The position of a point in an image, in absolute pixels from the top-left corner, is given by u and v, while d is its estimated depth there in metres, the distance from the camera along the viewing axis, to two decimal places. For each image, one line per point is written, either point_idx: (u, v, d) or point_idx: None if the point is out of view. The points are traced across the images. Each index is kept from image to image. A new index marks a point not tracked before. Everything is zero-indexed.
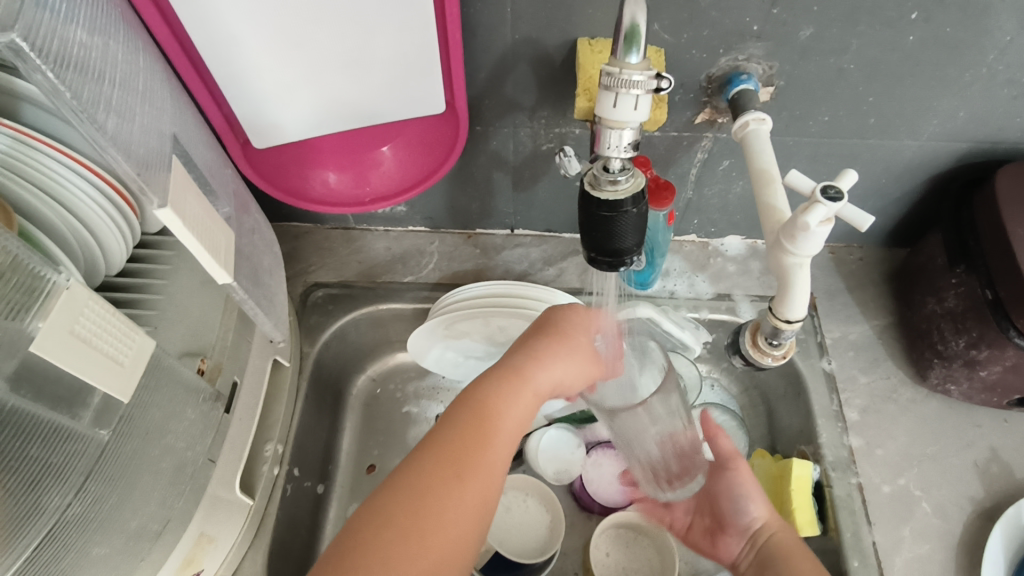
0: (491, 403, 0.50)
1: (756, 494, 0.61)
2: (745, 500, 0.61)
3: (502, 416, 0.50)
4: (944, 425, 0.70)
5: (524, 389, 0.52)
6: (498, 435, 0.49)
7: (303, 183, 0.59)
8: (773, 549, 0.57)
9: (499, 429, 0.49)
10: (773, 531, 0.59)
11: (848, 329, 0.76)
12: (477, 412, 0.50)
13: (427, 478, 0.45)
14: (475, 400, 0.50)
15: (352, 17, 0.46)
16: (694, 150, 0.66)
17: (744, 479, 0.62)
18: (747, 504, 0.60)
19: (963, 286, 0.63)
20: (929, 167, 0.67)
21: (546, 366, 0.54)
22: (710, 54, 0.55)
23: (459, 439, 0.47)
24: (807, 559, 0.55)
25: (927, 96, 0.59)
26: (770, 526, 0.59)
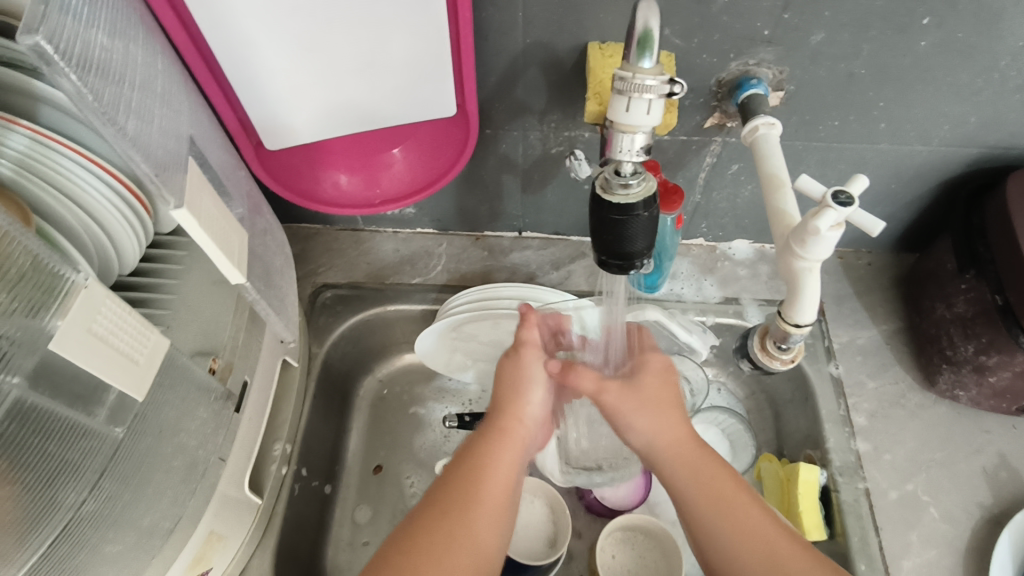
0: (500, 419, 0.58)
1: (641, 411, 0.57)
2: (631, 423, 0.57)
3: (506, 431, 0.57)
4: (952, 431, 0.70)
5: (513, 405, 0.58)
6: (506, 450, 0.55)
7: (315, 185, 0.59)
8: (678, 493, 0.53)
9: (505, 442, 0.56)
10: (668, 447, 0.55)
11: (856, 334, 0.76)
12: (486, 431, 0.57)
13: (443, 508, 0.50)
14: (491, 421, 0.57)
15: (367, 21, 0.46)
16: (703, 154, 0.66)
17: (634, 398, 0.57)
18: (628, 426, 0.58)
19: (972, 292, 0.63)
20: (939, 173, 0.67)
21: (521, 387, 0.60)
22: (721, 58, 0.56)
23: (464, 462, 0.54)
24: (718, 467, 0.53)
25: (936, 102, 0.59)
26: (661, 446, 0.55)
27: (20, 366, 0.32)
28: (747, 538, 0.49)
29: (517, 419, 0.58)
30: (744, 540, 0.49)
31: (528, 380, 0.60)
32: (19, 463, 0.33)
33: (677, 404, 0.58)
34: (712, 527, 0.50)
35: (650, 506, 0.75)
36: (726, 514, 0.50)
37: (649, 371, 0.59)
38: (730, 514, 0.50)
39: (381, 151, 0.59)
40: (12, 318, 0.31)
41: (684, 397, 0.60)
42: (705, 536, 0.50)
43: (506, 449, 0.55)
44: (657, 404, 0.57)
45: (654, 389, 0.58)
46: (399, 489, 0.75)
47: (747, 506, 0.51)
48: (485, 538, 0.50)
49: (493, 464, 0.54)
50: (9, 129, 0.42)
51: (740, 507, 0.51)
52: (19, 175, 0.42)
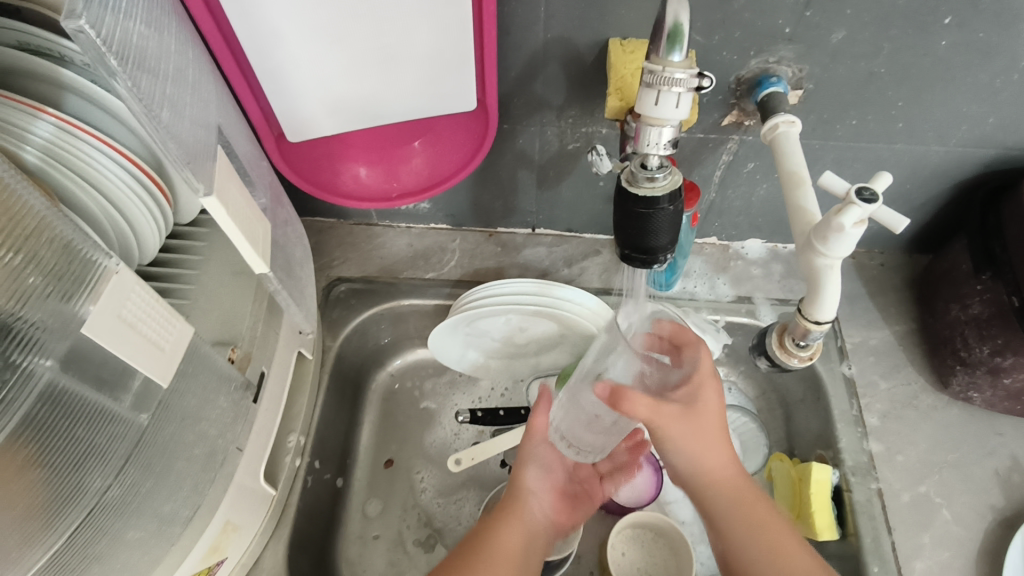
0: (509, 498, 0.61)
1: (692, 442, 0.52)
2: (678, 453, 0.53)
3: (512, 508, 0.60)
4: (965, 433, 0.70)
5: (519, 487, 0.61)
6: (509, 530, 0.58)
7: (334, 177, 0.60)
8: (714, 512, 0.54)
9: (509, 520, 0.58)
10: (715, 484, 0.54)
11: (869, 334, 0.76)
12: (496, 511, 0.60)
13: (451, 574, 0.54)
14: (507, 500, 0.61)
15: (393, 14, 0.46)
16: (720, 152, 0.66)
17: (678, 433, 0.52)
18: (670, 454, 0.54)
19: (988, 293, 0.63)
20: (955, 174, 0.67)
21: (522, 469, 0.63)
22: (741, 56, 0.56)
23: (471, 541, 0.57)
24: (761, 506, 0.53)
25: (955, 102, 0.59)
26: (707, 477, 0.53)
27: (53, 350, 0.32)
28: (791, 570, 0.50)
29: (522, 495, 0.61)
30: None
31: (526, 462, 0.63)
32: (49, 447, 0.34)
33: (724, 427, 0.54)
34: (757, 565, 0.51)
35: (660, 503, 0.75)
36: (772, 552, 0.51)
37: (707, 397, 0.53)
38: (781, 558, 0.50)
39: (400, 146, 0.59)
40: (46, 302, 0.32)
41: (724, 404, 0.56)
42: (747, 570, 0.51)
43: (509, 526, 0.58)
44: (709, 437, 0.53)
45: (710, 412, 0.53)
46: (409, 484, 0.76)
47: (790, 545, 0.52)
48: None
49: (497, 540, 0.56)
50: (36, 117, 0.42)
51: (781, 543, 0.51)
52: (44, 163, 0.42)
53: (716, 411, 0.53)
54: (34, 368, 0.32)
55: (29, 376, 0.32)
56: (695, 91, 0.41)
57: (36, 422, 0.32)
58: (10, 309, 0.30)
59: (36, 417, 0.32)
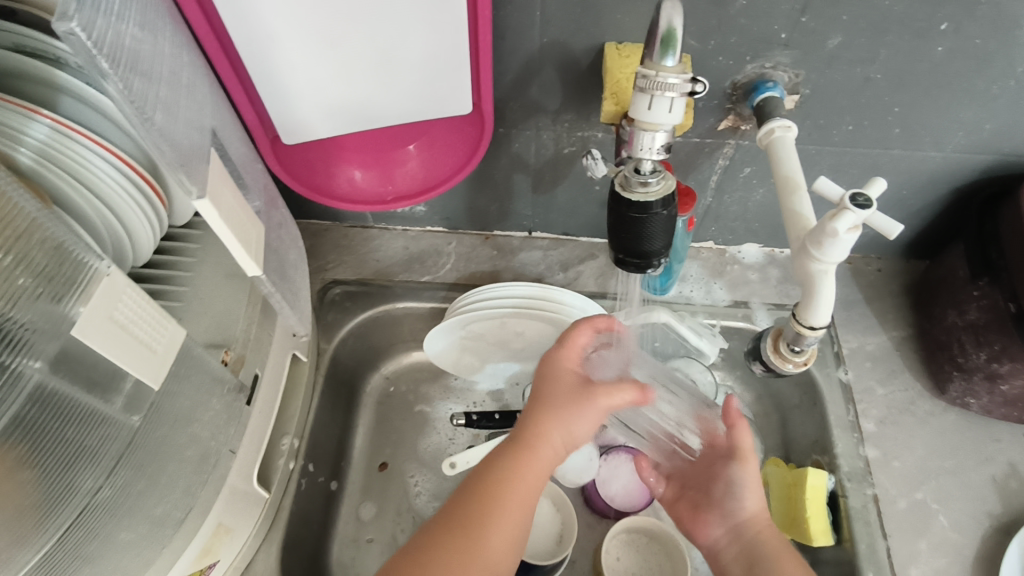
0: (531, 440, 0.55)
1: (754, 488, 0.60)
2: (742, 494, 0.60)
3: (538, 449, 0.55)
4: (962, 439, 0.70)
5: (555, 432, 0.56)
6: (529, 471, 0.54)
7: (329, 180, 0.59)
8: (757, 547, 0.57)
9: (534, 463, 0.54)
10: (762, 531, 0.58)
11: (865, 339, 0.76)
12: (512, 454, 0.54)
13: (465, 523, 0.50)
14: (523, 439, 0.56)
15: (389, 17, 0.46)
16: (716, 157, 0.66)
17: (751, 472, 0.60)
18: (742, 492, 0.60)
19: (985, 299, 0.63)
20: (952, 180, 0.67)
21: (568, 416, 0.57)
22: (737, 61, 0.56)
23: (486, 476, 0.53)
24: (796, 566, 0.55)
25: (952, 108, 0.59)
26: (760, 528, 0.58)
27: (43, 351, 0.32)
28: None
29: (550, 439, 0.56)
30: None
31: (562, 409, 0.57)
32: (39, 448, 0.33)
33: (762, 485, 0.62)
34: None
35: (655, 508, 0.75)
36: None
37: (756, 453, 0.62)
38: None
39: (394, 148, 0.59)
40: (36, 303, 0.32)
41: None
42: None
43: (535, 468, 0.54)
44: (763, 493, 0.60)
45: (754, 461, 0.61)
46: (404, 487, 0.75)
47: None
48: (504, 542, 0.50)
49: (516, 483, 0.53)
50: (30, 118, 0.41)
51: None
52: (39, 165, 0.42)
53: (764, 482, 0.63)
54: (23, 369, 0.32)
55: (18, 377, 0.32)
56: (689, 96, 0.41)
57: (26, 423, 0.32)
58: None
59: (26, 419, 0.32)
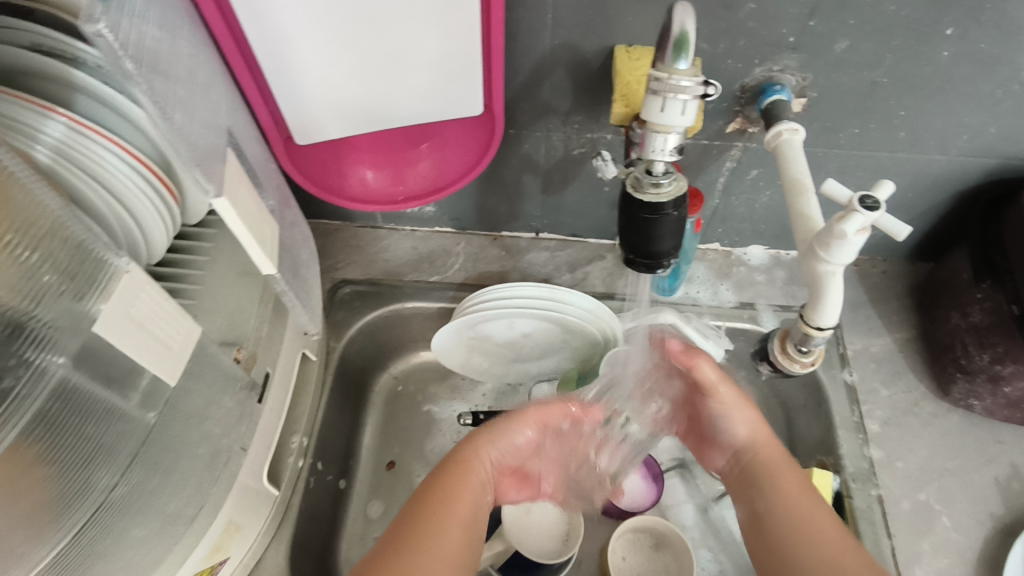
0: (457, 460, 0.56)
1: (737, 414, 0.59)
2: (727, 424, 0.59)
3: (466, 466, 0.55)
4: (966, 440, 0.70)
5: (479, 447, 0.58)
6: (464, 486, 0.53)
7: (341, 180, 0.60)
8: (752, 469, 0.56)
9: (465, 482, 0.54)
10: (760, 450, 0.57)
11: (871, 341, 0.76)
12: (444, 472, 0.54)
13: (416, 530, 0.48)
14: (449, 460, 0.56)
15: (402, 20, 0.47)
16: (723, 159, 0.67)
17: (730, 400, 0.59)
18: (727, 420, 0.59)
19: (988, 301, 0.63)
20: (957, 183, 0.68)
21: (487, 431, 0.59)
22: (745, 64, 0.56)
23: (427, 490, 0.53)
24: (788, 480, 0.54)
25: (957, 112, 0.59)
26: (755, 447, 0.57)
27: (65, 347, 0.33)
28: (826, 537, 0.48)
29: (476, 453, 0.57)
30: (831, 544, 0.48)
31: (490, 431, 0.58)
32: (59, 443, 0.34)
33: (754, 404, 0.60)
34: (790, 529, 0.50)
35: (661, 508, 0.75)
36: (803, 521, 0.50)
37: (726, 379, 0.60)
38: (804, 522, 0.50)
39: (406, 149, 0.60)
40: (58, 301, 0.32)
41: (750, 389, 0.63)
42: (783, 542, 0.50)
43: (465, 485, 0.54)
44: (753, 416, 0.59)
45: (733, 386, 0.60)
46: (410, 487, 0.76)
47: (821, 516, 0.50)
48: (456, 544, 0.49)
49: (453, 500, 0.52)
50: (48, 117, 0.42)
51: (813, 517, 0.50)
52: (56, 163, 0.42)
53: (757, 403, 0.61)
54: (47, 365, 0.32)
55: (41, 373, 0.32)
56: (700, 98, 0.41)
57: (47, 418, 0.33)
58: (23, 307, 0.31)
59: (48, 414, 0.33)
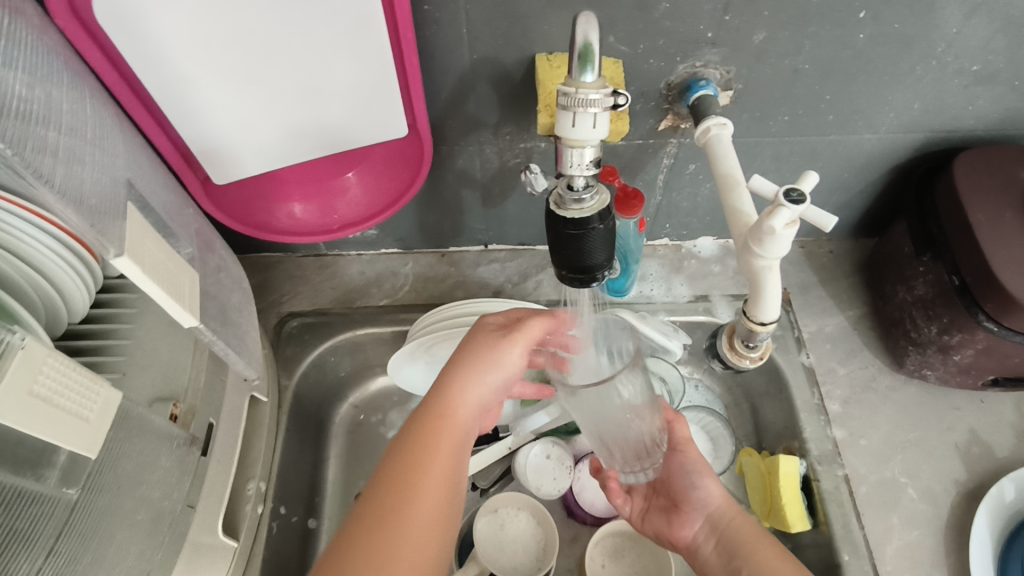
0: (422, 424, 0.49)
1: (708, 473, 0.65)
2: (701, 480, 0.64)
3: (439, 424, 0.49)
4: (925, 411, 0.71)
5: (453, 411, 0.50)
6: (432, 451, 0.48)
7: (268, 216, 0.58)
8: (732, 533, 0.59)
9: (435, 451, 0.48)
10: (732, 515, 0.61)
11: (824, 322, 0.77)
12: (410, 435, 0.49)
13: (387, 507, 0.45)
14: (420, 425, 0.49)
15: (306, 49, 0.45)
16: (660, 156, 0.66)
17: (698, 464, 0.66)
18: (699, 481, 0.64)
19: (930, 273, 0.64)
20: (890, 159, 0.69)
21: (470, 370, 0.52)
22: (668, 62, 0.56)
23: (397, 458, 0.47)
24: (766, 541, 0.57)
25: (883, 91, 0.60)
26: (729, 512, 0.61)
27: None
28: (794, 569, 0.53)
29: (454, 407, 0.50)
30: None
31: (478, 364, 0.52)
32: None
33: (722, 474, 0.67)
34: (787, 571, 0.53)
35: None
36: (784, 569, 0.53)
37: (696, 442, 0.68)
38: None
39: (333, 177, 0.58)
40: None
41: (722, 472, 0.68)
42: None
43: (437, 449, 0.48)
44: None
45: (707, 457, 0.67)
46: None
47: None
48: (432, 525, 0.45)
49: (425, 466, 0.47)
50: None
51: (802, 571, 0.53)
52: None
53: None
54: None
55: None
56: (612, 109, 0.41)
57: None
58: None
59: None
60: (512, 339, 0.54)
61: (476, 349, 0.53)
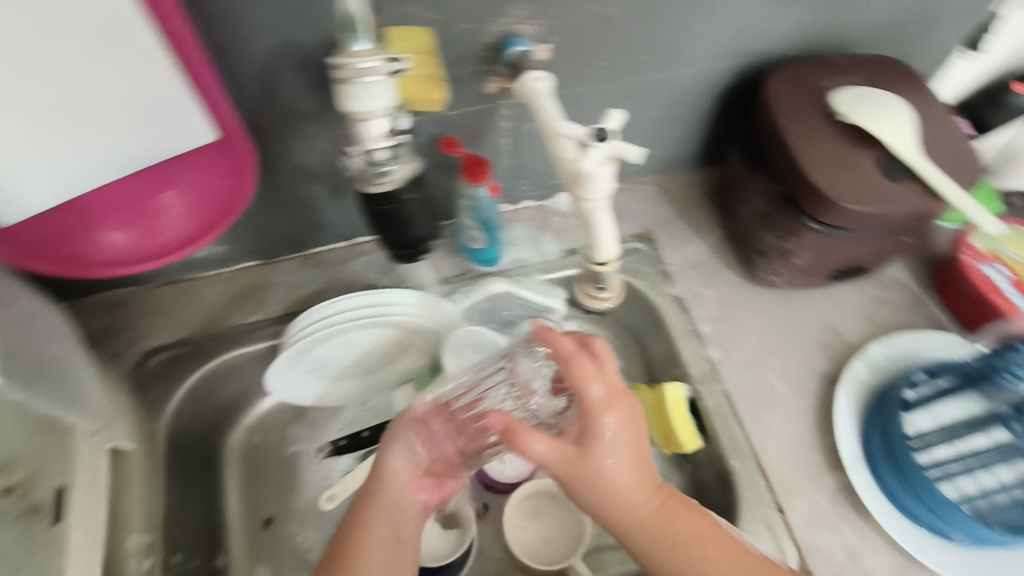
0: (360, 503, 0.57)
1: (592, 492, 0.51)
2: (585, 500, 0.52)
3: (372, 501, 0.57)
4: (785, 314, 0.77)
5: (383, 487, 0.57)
6: (369, 523, 0.56)
7: (84, 250, 0.52)
8: (633, 544, 0.53)
9: (373, 522, 0.56)
10: (631, 525, 0.53)
11: (686, 252, 0.81)
12: (351, 515, 0.57)
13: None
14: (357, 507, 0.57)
15: (70, 58, 0.42)
16: (498, 119, 0.66)
17: (579, 483, 0.51)
18: (584, 498, 0.52)
19: (764, 189, 0.69)
20: (713, 87, 0.72)
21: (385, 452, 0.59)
22: (477, 22, 0.55)
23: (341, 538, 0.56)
24: (670, 547, 0.52)
25: (688, 24, 0.63)
26: (629, 520, 0.52)
27: None
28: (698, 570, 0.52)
29: (381, 485, 0.58)
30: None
31: (389, 446, 0.59)
32: None
33: (620, 466, 0.51)
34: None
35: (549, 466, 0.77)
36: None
37: (574, 450, 0.51)
38: None
39: (149, 198, 0.54)
40: None
41: (622, 440, 0.51)
42: None
43: (373, 520, 0.56)
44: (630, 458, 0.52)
45: (591, 468, 0.50)
46: (291, 540, 0.71)
47: None
48: None
49: (364, 537, 0.55)
50: None
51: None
52: None
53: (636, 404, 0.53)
54: None
55: None
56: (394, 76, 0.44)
57: None
58: None
59: None
60: (416, 414, 0.60)
61: (397, 425, 0.61)
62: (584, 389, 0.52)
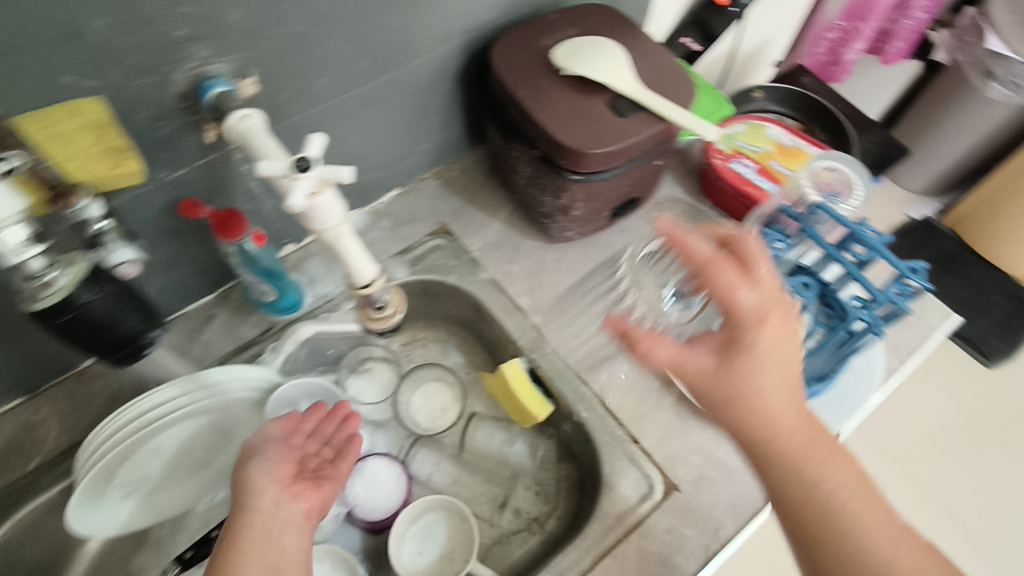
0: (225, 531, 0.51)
1: (735, 412, 0.46)
2: (722, 416, 0.48)
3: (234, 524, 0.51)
4: (588, 261, 0.81)
5: (252, 507, 0.52)
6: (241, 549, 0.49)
7: None
8: (788, 483, 0.46)
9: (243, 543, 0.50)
10: (787, 468, 0.46)
11: (483, 233, 0.82)
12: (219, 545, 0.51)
13: None
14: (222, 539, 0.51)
15: None
16: (235, 167, 0.61)
17: (717, 399, 0.47)
18: (721, 415, 0.48)
19: (524, 155, 0.71)
20: (450, 72, 0.72)
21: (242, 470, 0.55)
22: (156, 76, 0.49)
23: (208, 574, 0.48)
24: (844, 484, 0.46)
25: (397, 21, 0.61)
26: (794, 455, 0.46)
27: None
28: (870, 519, 0.45)
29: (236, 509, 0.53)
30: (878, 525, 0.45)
31: (245, 464, 0.56)
32: None
33: (780, 379, 0.46)
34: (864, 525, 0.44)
35: (422, 483, 0.76)
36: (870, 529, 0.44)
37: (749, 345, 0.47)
38: None
39: None
40: None
41: (790, 350, 0.47)
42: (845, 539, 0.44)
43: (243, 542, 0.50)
44: (779, 381, 0.46)
45: (743, 388, 0.46)
46: None
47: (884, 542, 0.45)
48: None
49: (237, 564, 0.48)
50: None
51: (871, 514, 0.45)
52: None
53: (791, 320, 0.48)
54: None
55: None
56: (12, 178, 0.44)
57: None
58: None
59: None
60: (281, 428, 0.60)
61: (250, 449, 0.58)
62: (732, 296, 0.47)
